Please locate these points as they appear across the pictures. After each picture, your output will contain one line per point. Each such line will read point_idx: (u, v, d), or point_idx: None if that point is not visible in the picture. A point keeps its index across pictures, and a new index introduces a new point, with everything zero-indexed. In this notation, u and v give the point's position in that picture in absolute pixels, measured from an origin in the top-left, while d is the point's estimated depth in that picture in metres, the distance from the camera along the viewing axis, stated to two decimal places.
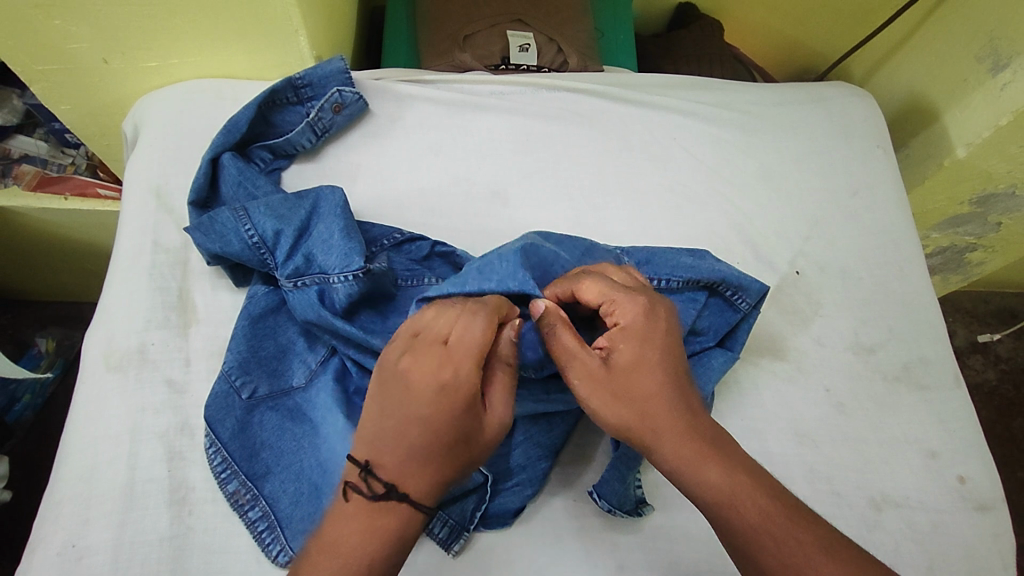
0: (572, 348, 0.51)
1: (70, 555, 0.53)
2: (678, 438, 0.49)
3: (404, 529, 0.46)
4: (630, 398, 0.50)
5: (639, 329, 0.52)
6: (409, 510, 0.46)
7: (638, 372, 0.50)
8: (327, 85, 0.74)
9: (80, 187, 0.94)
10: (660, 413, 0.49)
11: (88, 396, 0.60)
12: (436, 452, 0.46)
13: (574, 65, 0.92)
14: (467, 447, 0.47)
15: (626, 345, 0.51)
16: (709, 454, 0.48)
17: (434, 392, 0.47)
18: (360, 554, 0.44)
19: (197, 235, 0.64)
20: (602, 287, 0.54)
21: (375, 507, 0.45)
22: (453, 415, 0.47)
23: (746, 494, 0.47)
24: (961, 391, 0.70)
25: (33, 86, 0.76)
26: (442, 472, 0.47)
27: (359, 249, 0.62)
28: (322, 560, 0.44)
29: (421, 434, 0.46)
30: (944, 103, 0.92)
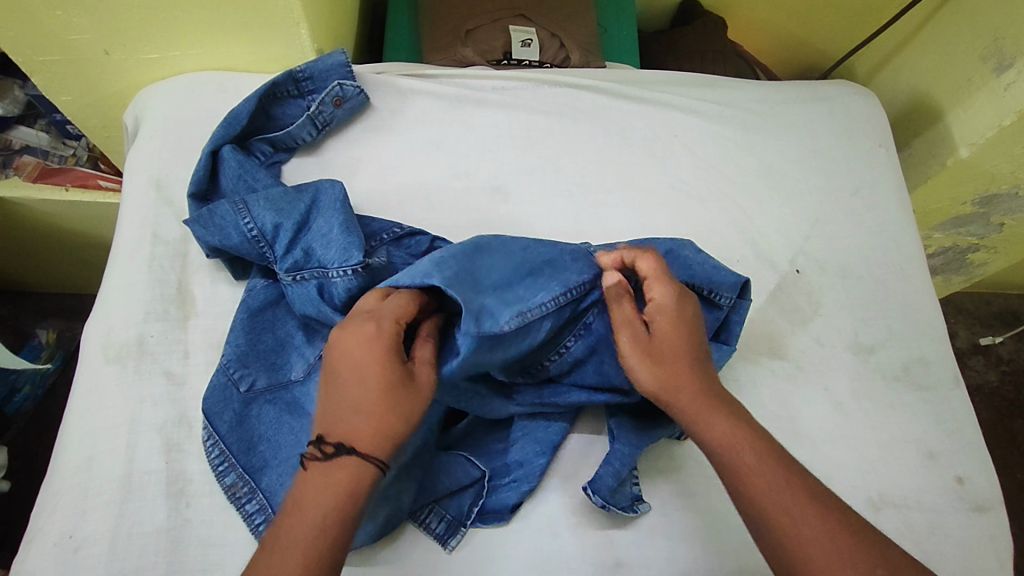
0: (625, 317, 0.57)
1: (68, 546, 0.53)
2: (696, 399, 0.53)
3: (357, 483, 0.46)
4: (665, 361, 0.54)
5: (683, 310, 0.57)
6: (360, 464, 0.46)
7: (673, 344, 0.55)
8: (329, 78, 0.74)
9: (81, 178, 0.94)
10: (687, 378, 0.53)
11: (87, 387, 0.60)
12: (372, 403, 0.48)
13: (576, 60, 0.91)
14: (401, 397, 0.49)
15: (667, 317, 0.56)
16: (724, 416, 0.52)
17: (359, 351, 0.50)
18: (319, 511, 0.44)
19: (197, 227, 0.64)
20: (657, 266, 0.58)
21: (327, 465, 0.46)
22: (378, 365, 0.49)
23: (748, 450, 0.50)
24: (962, 392, 0.70)
25: (35, 77, 0.76)
26: (383, 422, 0.48)
27: (358, 244, 0.62)
28: (285, 525, 0.44)
29: (354, 390, 0.49)
30: (948, 103, 0.91)
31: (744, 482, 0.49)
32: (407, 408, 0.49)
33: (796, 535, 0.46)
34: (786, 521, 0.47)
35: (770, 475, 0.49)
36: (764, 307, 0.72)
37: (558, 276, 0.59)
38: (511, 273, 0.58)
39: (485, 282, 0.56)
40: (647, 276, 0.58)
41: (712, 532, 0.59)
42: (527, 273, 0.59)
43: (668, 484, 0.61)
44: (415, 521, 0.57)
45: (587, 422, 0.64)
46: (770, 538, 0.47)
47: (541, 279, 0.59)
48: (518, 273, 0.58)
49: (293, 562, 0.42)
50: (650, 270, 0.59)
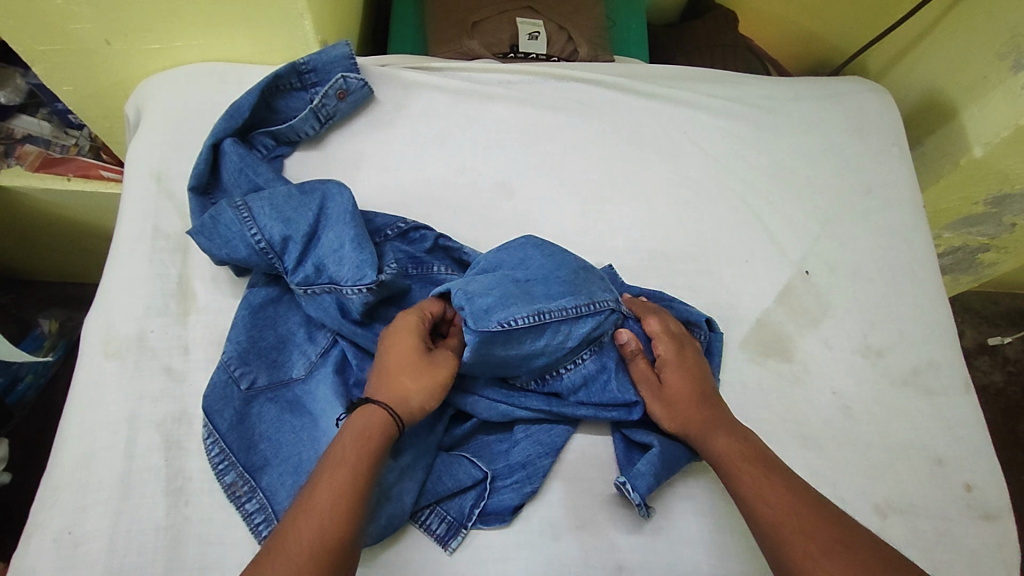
0: (640, 374, 0.62)
1: (67, 542, 0.53)
2: (706, 430, 0.58)
3: (383, 430, 0.51)
4: (676, 405, 0.60)
5: (689, 360, 0.62)
6: (378, 415, 0.52)
7: (682, 390, 0.60)
8: (332, 71, 0.73)
9: (83, 168, 0.93)
10: (696, 414, 0.59)
11: (86, 383, 0.60)
12: (397, 375, 0.54)
13: (584, 54, 0.89)
14: (420, 372, 0.54)
15: (673, 368, 0.62)
16: (725, 433, 0.57)
17: (398, 329, 0.56)
18: (351, 451, 0.50)
19: (202, 239, 0.62)
20: (663, 324, 0.63)
21: (360, 411, 0.52)
22: (408, 340, 0.55)
23: (745, 464, 0.54)
24: (971, 397, 0.69)
25: (36, 67, 0.74)
26: (403, 392, 0.53)
27: (372, 261, 0.60)
28: (323, 465, 0.49)
29: (383, 359, 0.55)
30: (963, 101, 0.90)
31: (738, 486, 0.53)
32: (424, 381, 0.54)
33: (783, 529, 0.49)
34: (775, 516, 0.50)
35: (760, 476, 0.53)
36: (772, 309, 0.71)
37: (586, 288, 0.61)
38: (539, 280, 0.60)
39: (515, 280, 0.59)
40: (653, 334, 0.63)
41: (715, 536, 0.58)
42: (557, 279, 0.60)
43: (671, 487, 0.60)
44: (416, 521, 0.56)
45: (591, 423, 0.63)
46: (767, 537, 0.50)
47: (572, 287, 0.60)
48: (548, 280, 0.60)
49: (326, 494, 0.47)
50: (655, 331, 0.63)
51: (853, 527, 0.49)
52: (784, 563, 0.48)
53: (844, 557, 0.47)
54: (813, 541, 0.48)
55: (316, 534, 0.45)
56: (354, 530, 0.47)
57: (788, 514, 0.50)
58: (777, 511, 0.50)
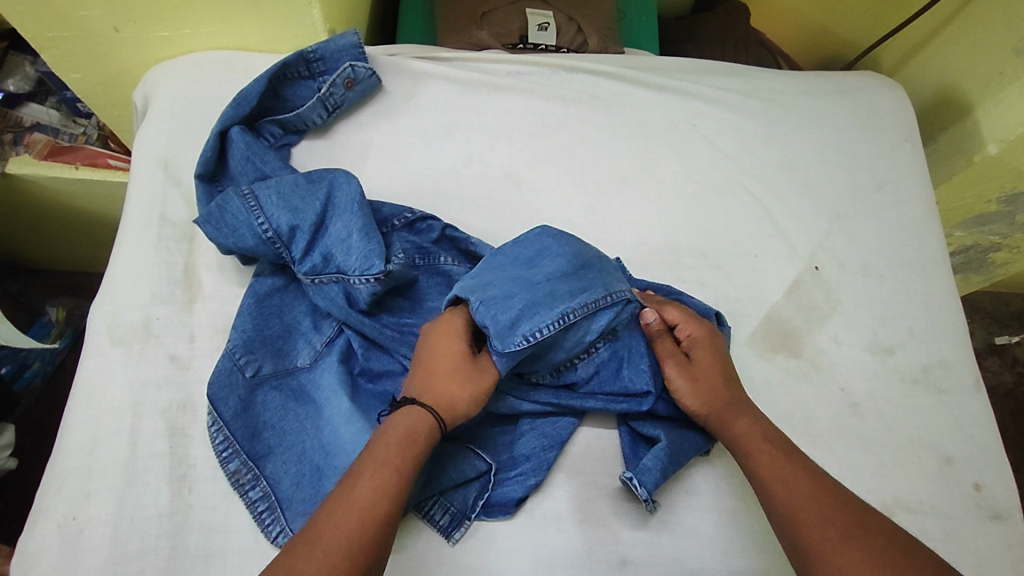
0: (667, 354, 0.61)
1: (72, 527, 0.53)
2: (730, 413, 0.57)
3: (429, 434, 0.52)
4: (702, 381, 0.59)
5: (716, 343, 0.62)
6: (428, 418, 0.52)
7: (710, 372, 0.59)
8: (340, 59, 0.72)
9: (91, 156, 0.93)
10: (721, 395, 0.58)
11: (91, 369, 0.60)
12: (445, 378, 0.54)
13: (593, 45, 0.89)
14: (469, 375, 0.55)
15: (703, 347, 0.61)
16: (745, 417, 0.56)
17: (444, 331, 0.56)
18: (395, 451, 0.49)
19: (208, 227, 0.61)
20: (684, 313, 0.63)
21: (407, 410, 0.53)
22: (454, 342, 0.56)
23: (763, 448, 0.54)
24: (982, 396, 0.68)
25: (44, 53, 0.74)
26: (452, 395, 0.54)
27: (379, 251, 0.60)
28: (366, 462, 0.49)
29: (428, 360, 0.55)
30: (978, 97, 0.88)
31: (756, 467, 0.53)
32: (472, 383, 0.55)
33: (801, 512, 0.50)
34: (793, 501, 0.50)
35: (782, 461, 0.53)
36: (780, 304, 0.70)
37: (601, 280, 0.60)
38: (557, 277, 0.59)
39: (536, 281, 0.58)
40: (677, 321, 0.62)
41: (721, 532, 0.58)
42: (574, 274, 0.60)
43: (676, 482, 0.60)
44: (419, 512, 0.56)
45: (596, 417, 0.62)
46: (783, 522, 0.50)
47: (588, 282, 0.59)
48: (565, 276, 0.59)
49: (367, 492, 0.47)
50: (677, 317, 0.63)
51: (869, 514, 0.49)
52: (798, 544, 0.49)
53: (860, 543, 0.47)
54: (831, 525, 0.48)
55: (355, 530, 0.45)
56: (390, 531, 0.47)
57: (807, 497, 0.50)
58: (795, 493, 0.51)
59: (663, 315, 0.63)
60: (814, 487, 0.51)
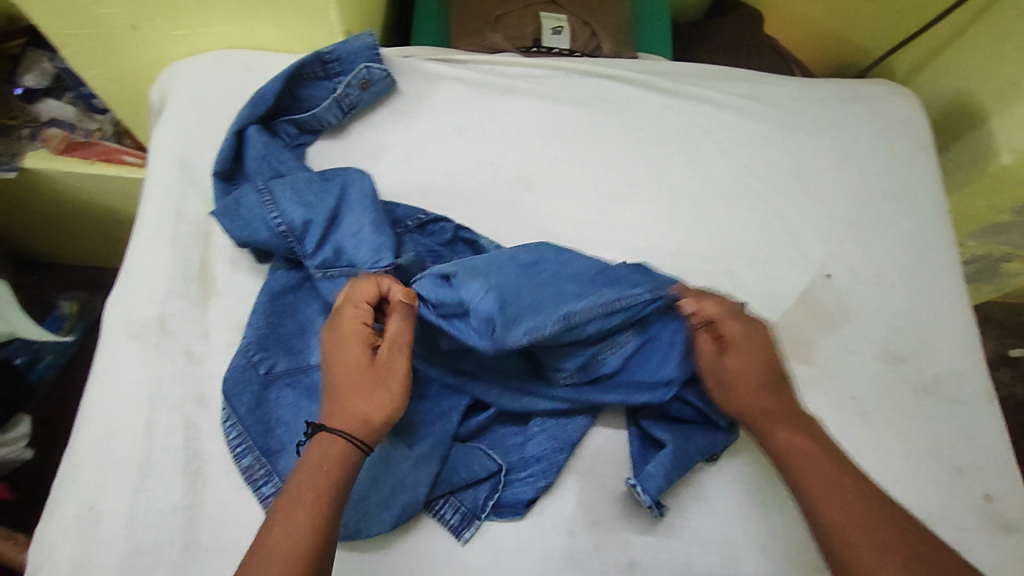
0: (704, 350, 0.58)
1: (88, 519, 0.54)
2: (770, 420, 0.54)
3: (345, 462, 0.49)
4: (737, 390, 0.56)
5: (757, 342, 0.57)
6: (336, 443, 0.49)
7: (745, 374, 0.56)
8: (356, 61, 0.73)
9: (107, 152, 0.94)
10: (762, 402, 0.55)
11: (108, 363, 0.60)
12: (348, 395, 0.51)
13: (607, 50, 0.89)
14: (373, 383, 0.51)
15: (738, 350, 0.57)
16: (789, 427, 0.54)
17: (336, 341, 0.53)
18: (308, 487, 0.47)
19: (224, 221, 0.62)
20: (723, 306, 0.59)
21: (316, 442, 0.49)
22: (351, 351, 0.52)
23: (811, 460, 0.52)
24: (994, 407, 0.68)
25: (64, 51, 0.75)
26: (359, 411, 0.50)
27: (389, 244, 0.62)
28: (278, 508, 0.46)
29: (331, 377, 0.52)
30: (992, 107, 0.88)
31: (808, 482, 0.51)
32: (379, 391, 0.51)
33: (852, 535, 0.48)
34: (840, 518, 0.49)
35: (834, 477, 0.51)
36: (792, 311, 0.70)
37: (617, 285, 0.60)
38: (562, 280, 0.60)
39: (551, 283, 0.59)
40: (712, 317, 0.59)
41: (730, 538, 0.58)
42: (598, 278, 0.60)
43: (685, 487, 0.60)
44: (430, 511, 0.56)
45: (606, 420, 0.62)
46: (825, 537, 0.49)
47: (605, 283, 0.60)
48: (581, 283, 0.60)
49: (285, 543, 0.45)
50: (716, 313, 0.58)
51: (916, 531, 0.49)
52: (853, 570, 0.47)
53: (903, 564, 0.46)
54: (882, 547, 0.47)
55: None
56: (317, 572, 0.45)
57: (861, 518, 0.49)
58: (849, 515, 0.49)
59: (700, 311, 0.59)
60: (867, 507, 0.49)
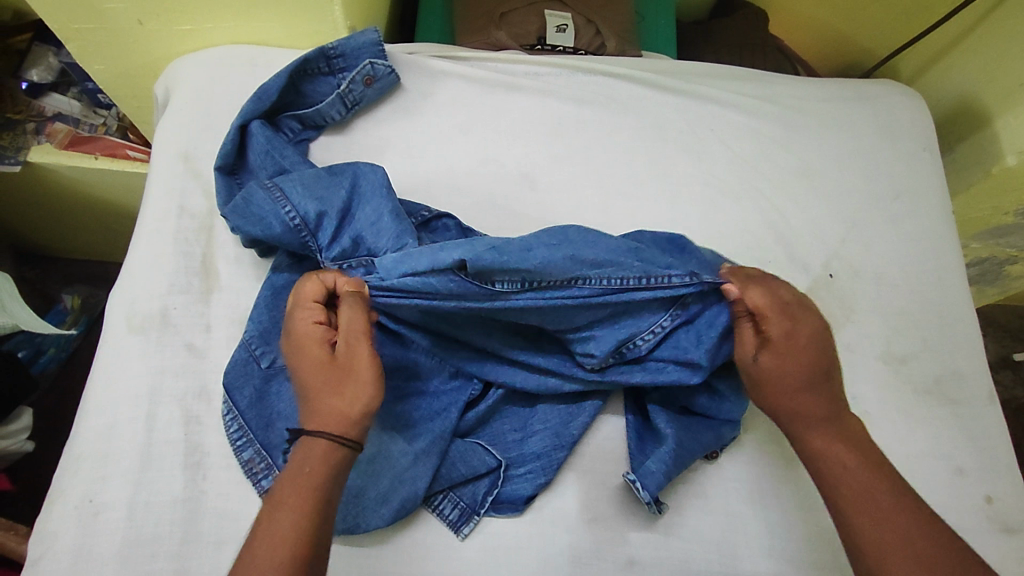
0: (747, 340, 0.57)
1: (88, 510, 0.54)
2: (809, 423, 0.53)
3: (326, 459, 0.48)
4: (769, 387, 0.55)
5: (804, 342, 0.55)
6: (317, 442, 0.48)
7: (784, 372, 0.54)
8: (361, 57, 0.73)
9: (110, 147, 0.94)
10: (800, 402, 0.54)
11: (110, 355, 0.61)
12: (319, 395, 0.50)
13: (611, 48, 0.89)
14: (341, 378, 0.50)
15: (778, 349, 0.55)
16: (825, 431, 0.52)
17: (296, 347, 0.52)
18: (293, 491, 0.46)
19: (235, 218, 0.63)
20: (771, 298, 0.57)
21: (296, 448, 0.48)
22: (310, 353, 0.51)
23: (844, 465, 0.51)
24: (995, 409, 0.67)
25: (69, 45, 0.76)
26: (336, 408, 0.49)
27: (411, 232, 0.62)
28: (264, 512, 0.46)
29: (299, 384, 0.51)
30: (998, 108, 0.88)
31: (844, 491, 0.50)
32: (348, 385, 0.50)
33: (887, 546, 0.47)
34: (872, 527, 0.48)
35: (870, 485, 0.49)
36: None
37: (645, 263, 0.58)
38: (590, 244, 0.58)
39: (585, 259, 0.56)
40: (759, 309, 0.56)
41: (728, 536, 0.58)
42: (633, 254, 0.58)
43: (685, 485, 0.60)
44: (429, 506, 0.57)
45: (607, 419, 0.62)
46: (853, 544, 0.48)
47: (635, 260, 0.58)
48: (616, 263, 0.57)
49: (274, 550, 0.44)
50: (762, 305, 0.56)
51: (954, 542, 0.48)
52: None
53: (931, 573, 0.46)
54: (918, 559, 0.46)
55: None
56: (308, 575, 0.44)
57: (897, 530, 0.47)
58: (884, 527, 0.48)
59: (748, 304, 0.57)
60: (902, 517, 0.48)
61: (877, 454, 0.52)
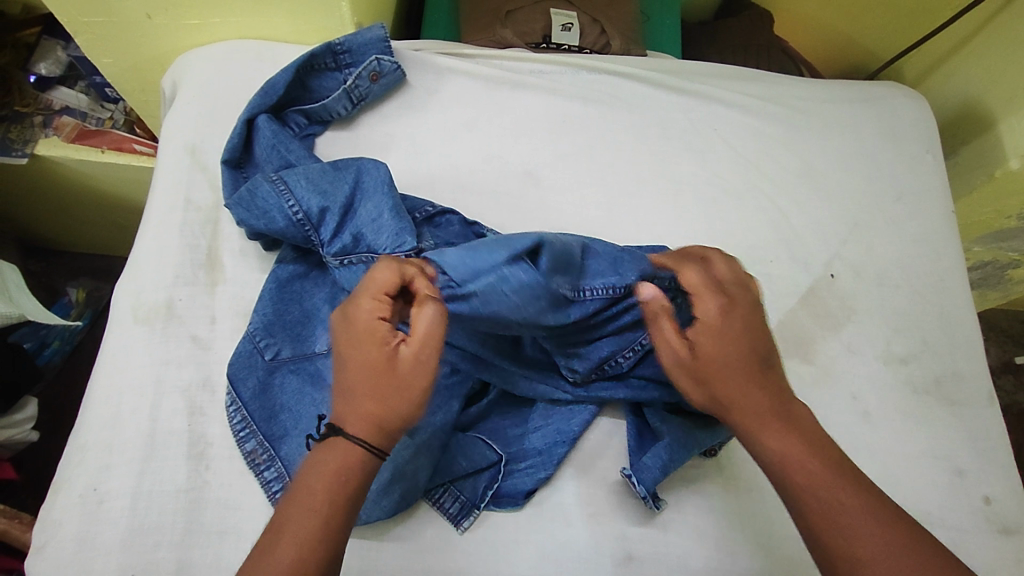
0: (669, 337, 0.53)
1: (92, 498, 0.55)
2: (762, 421, 0.49)
3: (354, 468, 0.46)
4: (712, 382, 0.51)
5: (737, 326, 0.52)
6: (349, 447, 0.47)
7: (720, 362, 0.51)
8: (367, 53, 0.73)
9: (117, 141, 0.95)
10: (750, 396, 0.50)
11: (115, 345, 0.61)
12: (363, 398, 0.47)
13: (616, 47, 0.89)
14: (393, 387, 0.47)
15: (710, 332, 0.51)
16: (779, 429, 0.49)
17: (355, 339, 0.48)
18: (319, 494, 0.45)
19: (239, 211, 0.63)
20: (705, 278, 0.54)
21: (322, 449, 0.47)
22: (368, 352, 0.48)
23: (804, 467, 0.47)
24: (995, 411, 0.68)
25: (78, 38, 0.76)
26: (375, 415, 0.47)
27: (411, 229, 0.62)
28: (286, 509, 0.45)
29: (347, 379, 0.48)
30: (1001, 112, 0.88)
31: (812, 499, 0.46)
32: (398, 397, 0.47)
33: (861, 557, 0.44)
34: (841, 531, 0.45)
35: (838, 489, 0.46)
36: (795, 310, 0.70)
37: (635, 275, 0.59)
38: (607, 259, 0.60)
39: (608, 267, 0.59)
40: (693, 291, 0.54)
41: (727, 533, 0.58)
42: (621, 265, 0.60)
43: (685, 483, 0.60)
44: (430, 499, 0.57)
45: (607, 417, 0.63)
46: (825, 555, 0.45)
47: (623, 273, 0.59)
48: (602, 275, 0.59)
49: (290, 550, 0.44)
50: (695, 286, 0.54)
51: (924, 533, 0.46)
52: None
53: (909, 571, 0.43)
54: (890, 556, 0.44)
55: None
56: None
57: (870, 537, 0.44)
58: (856, 535, 0.45)
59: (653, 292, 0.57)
60: (875, 522, 0.45)
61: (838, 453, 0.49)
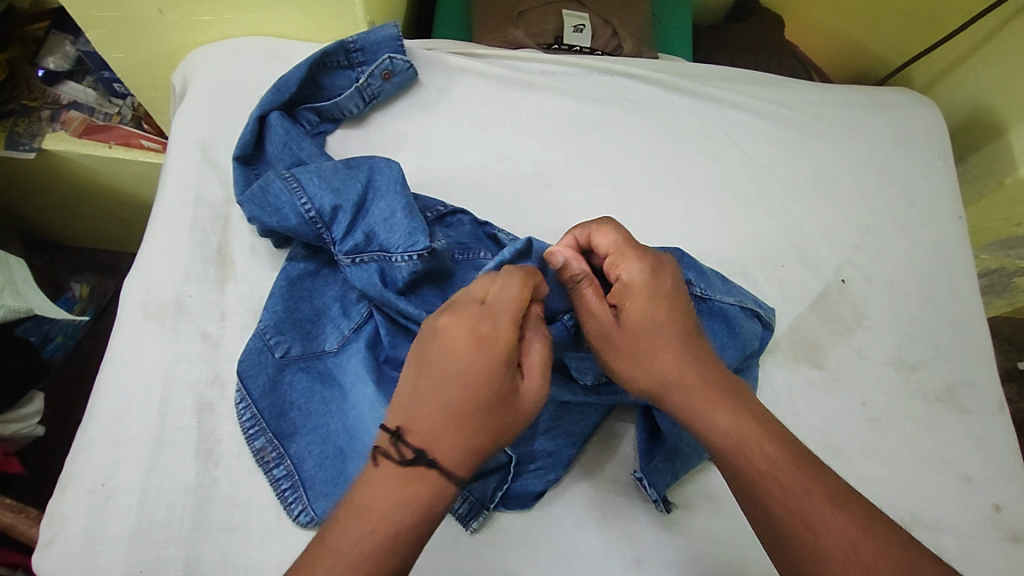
0: (591, 305, 0.55)
1: (100, 494, 0.55)
2: (707, 399, 0.51)
3: (433, 500, 0.45)
4: (643, 356, 0.52)
5: (658, 288, 0.54)
6: (438, 476, 0.46)
7: (644, 331, 0.53)
8: (380, 51, 0.73)
9: (124, 136, 0.95)
10: (682, 368, 0.52)
11: (125, 341, 0.61)
12: (466, 425, 0.46)
13: (627, 49, 0.89)
14: (502, 417, 0.48)
15: (635, 296, 0.54)
16: (728, 407, 0.50)
17: (475, 360, 0.47)
18: (387, 523, 0.44)
19: (253, 208, 0.63)
20: (615, 239, 0.56)
21: (403, 472, 0.45)
22: (489, 379, 0.47)
23: (755, 450, 0.48)
24: (1005, 418, 0.67)
25: (90, 33, 0.76)
26: (473, 442, 0.47)
27: (423, 228, 0.61)
28: (344, 532, 0.43)
29: (459, 401, 0.47)
30: (1012, 119, 0.88)
31: (772, 488, 0.46)
32: (506, 427, 0.48)
33: (825, 543, 0.44)
34: (800, 515, 0.45)
35: (799, 473, 0.47)
36: (805, 316, 0.70)
37: None
38: None
39: None
40: (608, 251, 0.55)
41: (736, 539, 0.58)
42: None
43: (694, 486, 0.60)
44: None
45: (614, 420, 0.62)
46: (783, 544, 0.45)
47: None
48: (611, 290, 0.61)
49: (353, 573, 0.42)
50: (610, 246, 0.56)
51: (880, 513, 0.46)
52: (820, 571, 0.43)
53: (868, 553, 0.43)
54: (854, 539, 0.44)
55: None
56: None
57: (829, 519, 0.45)
58: (817, 520, 0.45)
59: (563, 259, 0.56)
60: (834, 503, 0.45)
61: (783, 430, 0.49)
